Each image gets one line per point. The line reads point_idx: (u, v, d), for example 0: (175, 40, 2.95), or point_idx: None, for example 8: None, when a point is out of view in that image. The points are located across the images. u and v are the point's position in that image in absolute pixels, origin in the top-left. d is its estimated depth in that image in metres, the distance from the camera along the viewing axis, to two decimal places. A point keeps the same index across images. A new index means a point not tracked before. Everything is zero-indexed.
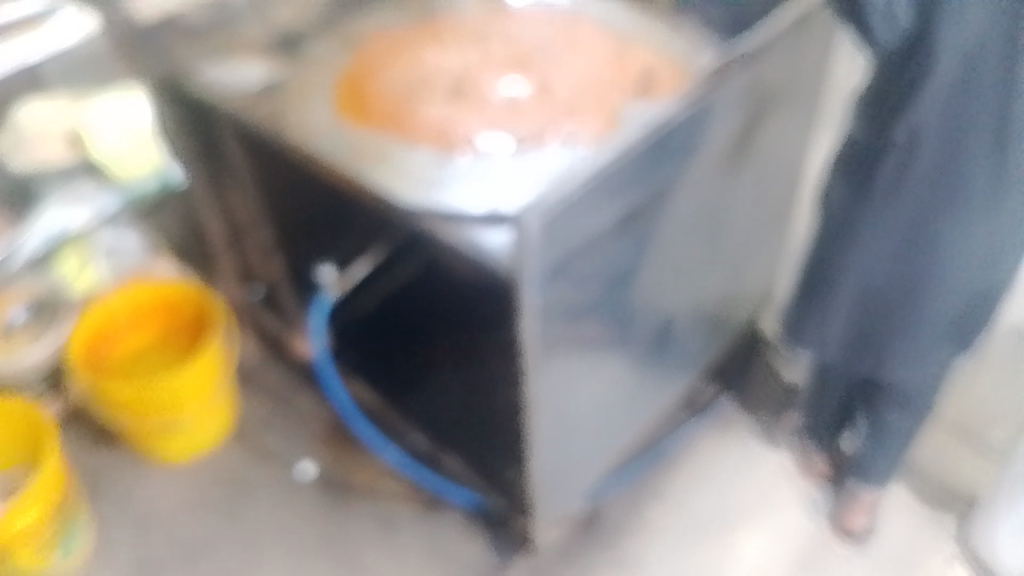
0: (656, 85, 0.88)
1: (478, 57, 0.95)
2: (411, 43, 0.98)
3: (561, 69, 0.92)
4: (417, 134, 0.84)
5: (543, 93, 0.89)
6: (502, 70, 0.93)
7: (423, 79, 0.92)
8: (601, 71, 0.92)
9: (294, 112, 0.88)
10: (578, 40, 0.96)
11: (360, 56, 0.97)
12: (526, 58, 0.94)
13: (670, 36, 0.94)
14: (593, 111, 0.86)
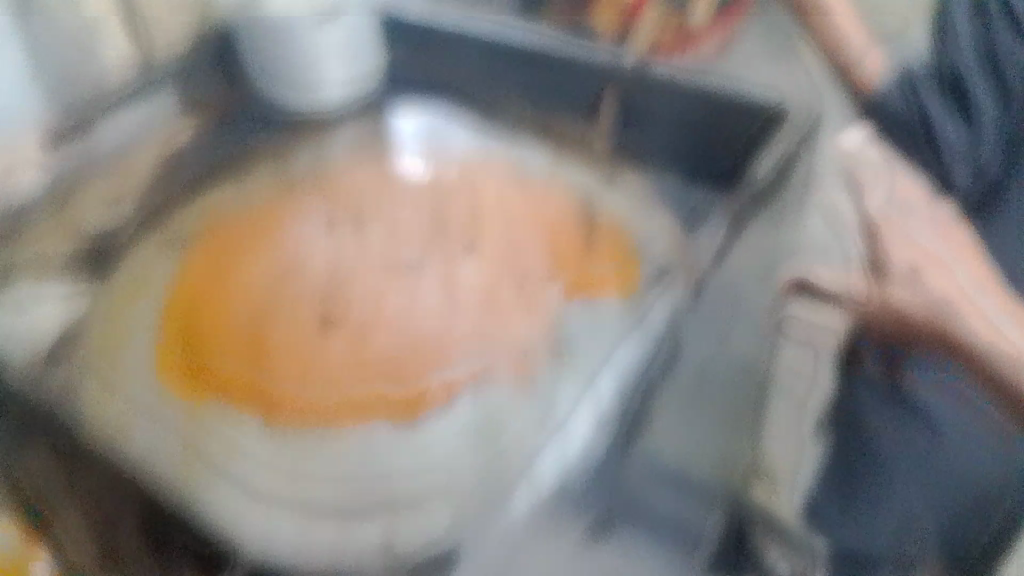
0: (586, 280, 0.67)
1: (368, 232, 0.71)
2: (274, 227, 0.75)
3: (474, 238, 0.69)
4: (277, 410, 0.65)
5: (447, 290, 0.66)
6: (402, 248, 0.69)
7: (297, 279, 0.68)
8: (517, 243, 0.68)
9: (101, 400, 0.64)
10: (485, 198, 0.73)
11: (195, 258, 0.74)
12: (429, 227, 0.70)
13: (609, 179, 0.73)
14: (505, 319, 0.66)
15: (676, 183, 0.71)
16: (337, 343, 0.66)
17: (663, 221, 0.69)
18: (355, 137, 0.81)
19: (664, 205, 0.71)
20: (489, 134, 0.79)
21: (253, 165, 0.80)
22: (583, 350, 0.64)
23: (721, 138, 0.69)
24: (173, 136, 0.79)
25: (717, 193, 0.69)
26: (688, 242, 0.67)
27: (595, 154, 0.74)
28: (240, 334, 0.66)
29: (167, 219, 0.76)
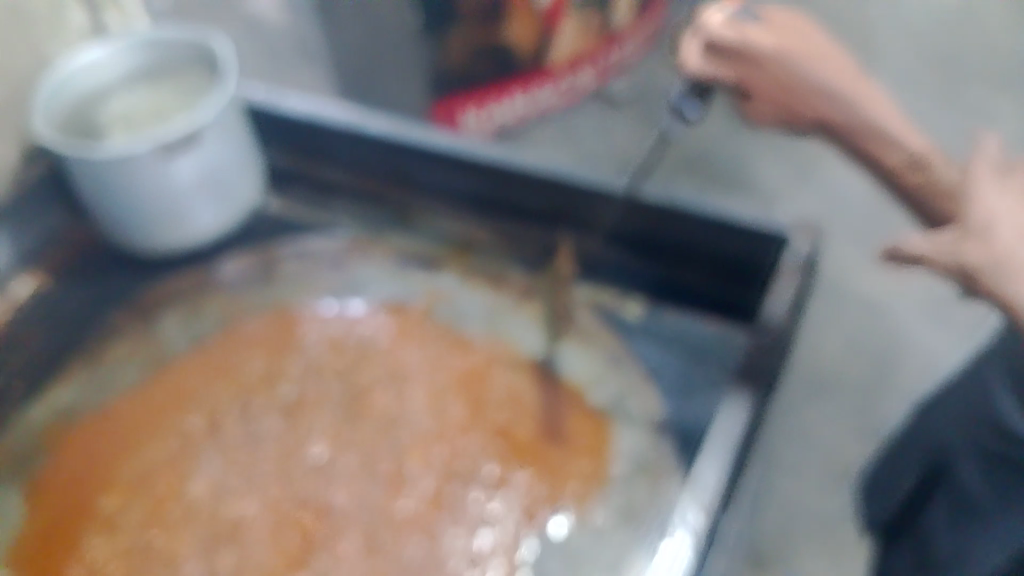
0: (574, 460, 0.54)
1: (272, 415, 0.56)
2: (145, 409, 0.58)
3: (412, 427, 0.56)
4: None
5: (390, 509, 0.52)
6: (317, 443, 0.55)
7: (186, 513, 0.52)
8: (459, 426, 0.56)
9: None
10: (421, 364, 0.59)
11: (44, 497, 0.54)
12: (348, 411, 0.56)
13: (570, 322, 0.60)
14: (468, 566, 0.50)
15: (644, 310, 0.60)
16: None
17: (655, 401, 0.56)
18: (243, 271, 0.65)
19: (653, 355, 0.58)
20: (408, 272, 0.64)
21: (113, 331, 0.62)
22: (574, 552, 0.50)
23: (704, 257, 0.59)
24: (13, 301, 0.63)
25: (723, 329, 0.59)
26: (668, 441, 0.54)
27: (522, 273, 0.63)
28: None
29: (10, 432, 0.57)
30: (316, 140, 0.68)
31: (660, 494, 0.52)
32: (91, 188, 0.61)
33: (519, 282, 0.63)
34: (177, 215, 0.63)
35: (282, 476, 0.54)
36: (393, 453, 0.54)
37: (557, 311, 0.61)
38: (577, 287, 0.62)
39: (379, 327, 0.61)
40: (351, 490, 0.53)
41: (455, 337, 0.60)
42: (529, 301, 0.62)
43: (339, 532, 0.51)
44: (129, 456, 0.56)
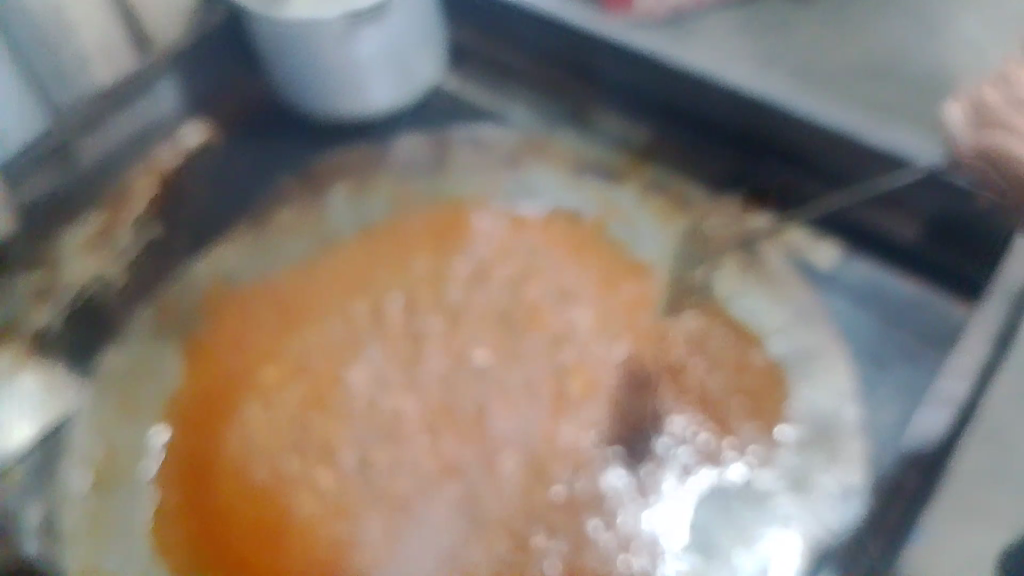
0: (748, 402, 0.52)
1: (440, 306, 0.55)
2: (309, 280, 0.57)
3: (581, 343, 0.54)
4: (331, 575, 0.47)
5: (556, 420, 0.51)
6: (485, 342, 0.53)
7: (351, 396, 0.52)
8: (628, 362, 0.53)
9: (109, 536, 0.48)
10: (592, 277, 0.57)
11: (200, 360, 0.54)
12: (517, 314, 0.54)
13: (759, 257, 0.58)
14: (626, 514, 0.49)
15: (837, 259, 0.58)
16: (375, 514, 0.48)
17: (845, 369, 0.53)
18: (417, 150, 0.62)
19: (844, 311, 0.56)
20: (586, 181, 0.61)
21: (281, 201, 0.61)
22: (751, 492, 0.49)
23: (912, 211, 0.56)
24: (182, 148, 0.64)
25: (927, 291, 0.56)
26: (855, 408, 0.52)
27: (707, 201, 0.60)
28: (251, 498, 0.49)
29: (175, 285, 0.57)
30: (501, 20, 0.64)
31: (836, 468, 0.50)
32: (274, 44, 0.59)
33: (704, 213, 0.60)
34: (350, 86, 0.61)
35: (443, 382, 0.52)
36: (560, 379, 0.52)
37: (742, 251, 0.58)
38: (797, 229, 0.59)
39: (549, 240, 0.58)
40: (509, 412, 0.51)
41: (627, 262, 0.57)
42: (712, 236, 0.59)
43: (495, 452, 0.50)
44: (289, 333, 0.55)
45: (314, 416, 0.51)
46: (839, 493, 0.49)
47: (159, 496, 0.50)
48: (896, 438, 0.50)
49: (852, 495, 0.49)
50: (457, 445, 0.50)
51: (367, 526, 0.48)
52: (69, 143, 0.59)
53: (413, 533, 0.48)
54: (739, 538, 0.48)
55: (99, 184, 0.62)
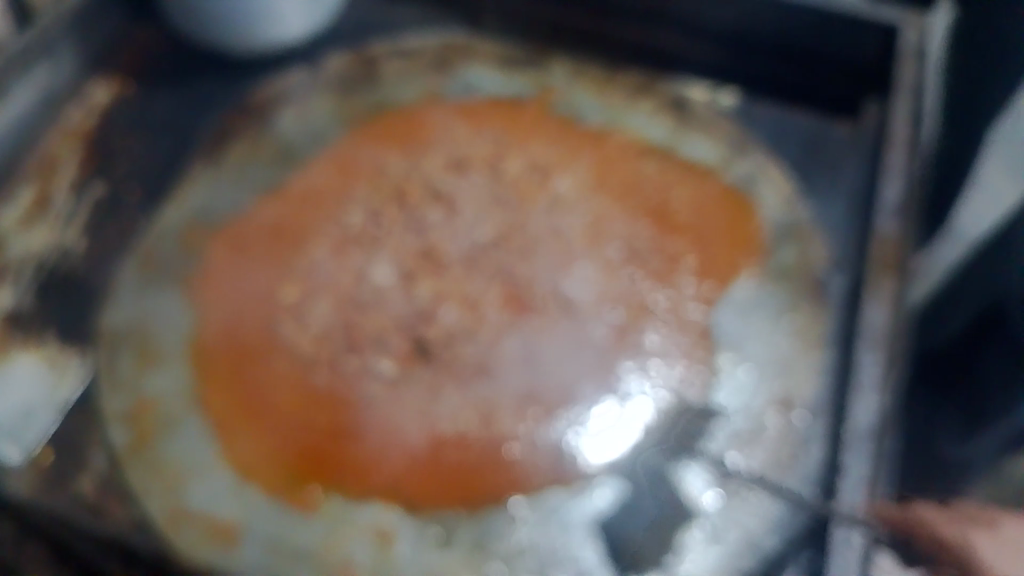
0: (726, 215, 0.58)
1: (431, 198, 0.58)
2: (292, 199, 0.57)
3: (568, 203, 0.58)
4: (424, 446, 0.49)
5: (573, 268, 0.55)
6: (484, 219, 0.57)
7: (381, 291, 0.53)
8: (617, 209, 0.58)
9: (182, 470, 0.47)
10: (555, 144, 0.61)
11: (209, 296, 0.53)
12: (503, 191, 0.58)
13: (677, 105, 0.64)
14: (666, 328, 0.53)
15: (738, 99, 0.66)
16: (449, 384, 0.51)
17: (783, 178, 0.60)
18: (340, 67, 0.63)
19: (766, 137, 0.63)
20: (518, 70, 0.65)
21: (226, 133, 0.59)
22: (751, 287, 0.55)
23: (794, 51, 0.65)
24: (93, 106, 0.61)
25: (819, 119, 0.65)
26: (803, 206, 0.59)
27: (622, 71, 0.66)
28: (317, 405, 0.50)
29: (147, 235, 0.55)
30: None
31: (809, 255, 0.56)
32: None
33: (629, 78, 0.66)
34: (265, 16, 0.60)
35: (463, 262, 0.55)
36: (568, 236, 0.57)
37: (671, 103, 0.64)
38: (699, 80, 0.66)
39: (504, 124, 0.62)
40: (533, 273, 0.55)
41: (583, 130, 0.62)
42: (639, 97, 0.65)
43: (534, 308, 0.54)
44: (296, 250, 0.55)
45: (354, 312, 0.53)
46: (818, 277, 0.55)
47: (220, 428, 0.49)
48: (846, 226, 0.58)
49: (824, 274, 0.55)
50: (499, 308, 0.53)
51: (446, 395, 0.50)
52: None
53: (491, 387, 0.51)
54: (757, 321, 0.54)
55: (15, 158, 0.58)
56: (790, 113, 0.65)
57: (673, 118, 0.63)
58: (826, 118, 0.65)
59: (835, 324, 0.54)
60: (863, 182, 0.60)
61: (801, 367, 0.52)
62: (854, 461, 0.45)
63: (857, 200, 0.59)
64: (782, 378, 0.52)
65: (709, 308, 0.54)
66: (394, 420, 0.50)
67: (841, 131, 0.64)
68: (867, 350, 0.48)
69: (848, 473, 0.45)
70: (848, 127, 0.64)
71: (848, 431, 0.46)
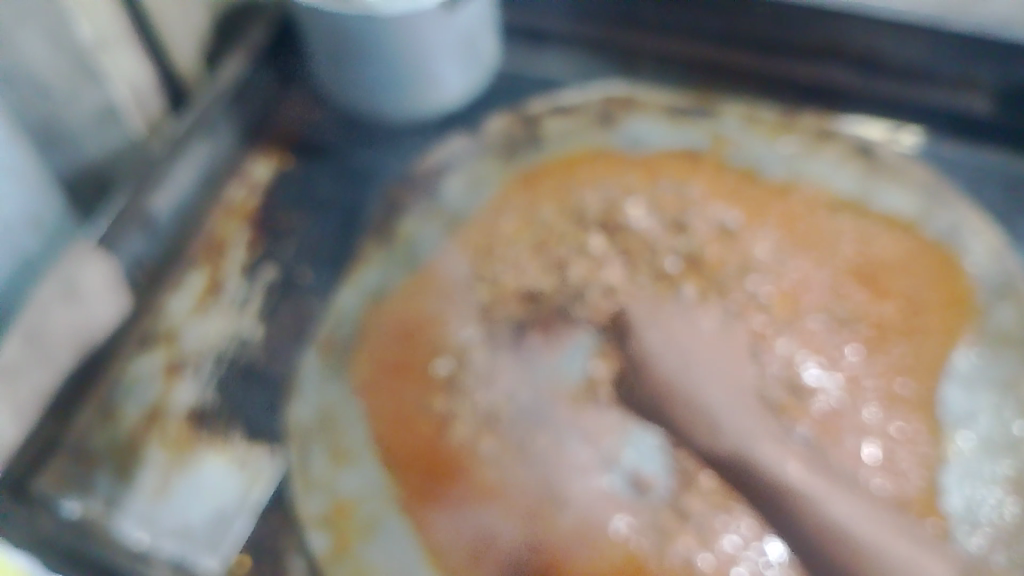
0: (939, 269, 0.54)
1: (613, 265, 0.55)
2: (471, 273, 0.55)
3: (760, 264, 0.55)
4: (636, 535, 0.46)
5: (775, 338, 0.52)
6: (673, 288, 0.54)
7: (572, 372, 0.51)
8: (812, 270, 0.54)
9: (385, 570, 0.45)
10: (739, 198, 0.57)
11: (396, 389, 0.50)
12: (690, 253, 0.55)
13: (862, 146, 0.59)
14: (883, 407, 0.49)
15: (921, 138, 0.61)
16: (654, 474, 0.48)
17: (992, 228, 0.55)
18: (502, 125, 0.61)
19: (960, 180, 0.58)
20: (688, 120, 0.61)
21: (395, 206, 0.57)
22: (974, 354, 0.51)
23: (986, 83, 0.60)
24: (253, 182, 0.59)
25: (1016, 155, 0.59)
26: (1014, 255, 0.54)
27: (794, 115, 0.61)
28: (512, 505, 0.47)
29: (324, 321, 0.53)
30: None
31: None
32: (347, 44, 0.56)
33: (807, 124, 0.61)
34: (427, 80, 0.58)
35: (657, 335, 0.52)
36: (742, 330, 0.52)
37: (857, 147, 0.59)
38: (874, 117, 0.62)
39: (681, 177, 0.58)
40: (731, 346, 0.51)
41: (764, 184, 0.58)
42: (823, 142, 0.59)
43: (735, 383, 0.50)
44: (476, 327, 0.52)
45: (544, 394, 0.50)
46: None
47: (420, 529, 0.46)
48: None
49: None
50: (700, 386, 0.50)
51: (653, 489, 0.47)
52: (139, 194, 0.53)
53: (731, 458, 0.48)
54: (985, 389, 0.49)
55: (183, 242, 0.57)
56: (980, 150, 0.60)
57: (856, 159, 0.59)
58: (1020, 155, 0.59)
59: None
60: None
61: None
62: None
63: None
64: (1012, 459, 0.47)
65: (929, 379, 0.50)
66: (598, 515, 0.46)
67: None
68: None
69: None
70: None
71: None
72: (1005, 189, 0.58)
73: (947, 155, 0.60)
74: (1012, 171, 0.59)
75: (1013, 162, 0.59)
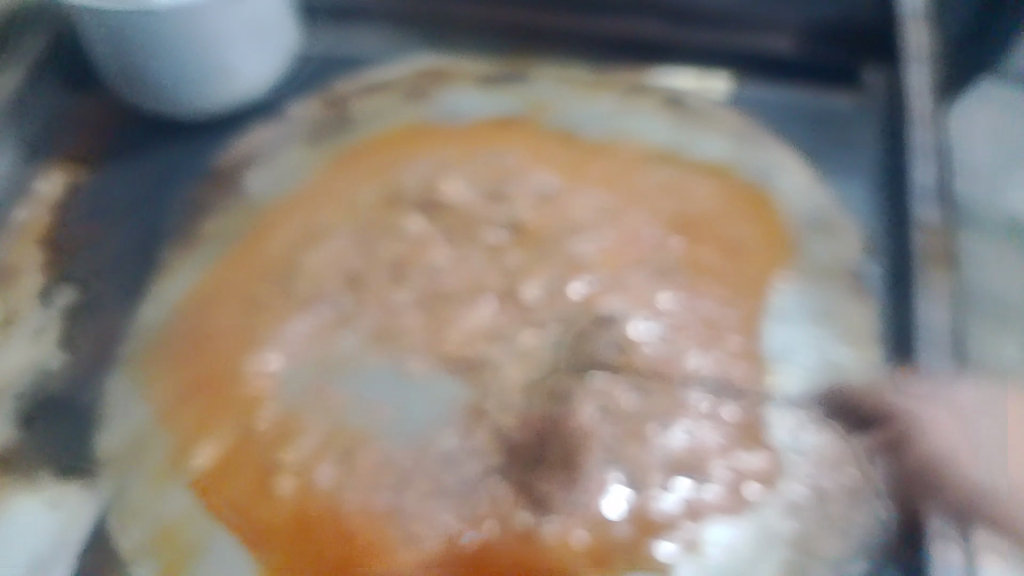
0: (754, 211, 0.54)
1: (433, 243, 0.53)
2: (286, 269, 0.52)
3: (580, 226, 0.54)
4: (476, 513, 0.45)
5: (601, 299, 0.51)
6: (495, 260, 0.53)
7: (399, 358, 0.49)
8: (632, 226, 0.54)
9: None
10: (555, 161, 0.57)
11: (218, 403, 0.48)
12: (509, 222, 0.54)
13: (671, 97, 0.59)
14: (710, 354, 0.49)
15: (732, 85, 0.60)
16: (488, 449, 0.46)
17: (800, 166, 0.56)
18: (309, 112, 0.58)
19: (770, 121, 0.59)
20: (500, 88, 0.60)
21: (201, 208, 0.54)
22: (792, 292, 0.51)
23: (787, 24, 0.61)
24: (45, 199, 0.55)
25: (822, 92, 0.60)
26: (824, 189, 0.55)
27: (605, 72, 0.61)
28: (343, 502, 0.45)
29: (133, 339, 0.50)
30: None
31: (841, 246, 0.53)
32: (122, 41, 0.52)
33: (617, 80, 0.60)
34: (220, 68, 0.54)
35: (483, 310, 0.51)
36: (567, 295, 0.51)
37: (667, 99, 0.59)
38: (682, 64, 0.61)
39: (496, 146, 0.57)
40: (557, 311, 0.51)
41: (579, 145, 0.57)
42: (635, 96, 0.59)
43: (564, 348, 0.49)
44: (295, 325, 0.50)
45: (370, 386, 0.48)
46: (854, 269, 0.52)
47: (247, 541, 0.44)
48: (874, 213, 0.54)
49: (858, 265, 0.52)
50: (531, 355, 0.49)
51: (490, 464, 0.46)
52: None
53: (572, 466, 0.46)
54: (804, 324, 0.50)
55: None
56: (787, 88, 0.60)
57: (666, 111, 0.59)
58: (826, 92, 0.60)
59: (891, 314, 0.50)
60: (879, 156, 0.57)
61: (858, 371, 0.48)
62: (948, 476, 0.42)
63: (880, 180, 0.56)
64: (837, 387, 0.48)
65: (751, 321, 0.51)
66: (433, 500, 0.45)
67: (846, 103, 0.59)
68: (931, 351, 0.46)
69: (943, 491, 0.42)
70: (851, 95, 0.60)
71: (931, 447, 0.44)
72: (813, 125, 0.59)
73: (757, 95, 0.60)
74: (819, 106, 0.59)
75: (819, 96, 0.60)
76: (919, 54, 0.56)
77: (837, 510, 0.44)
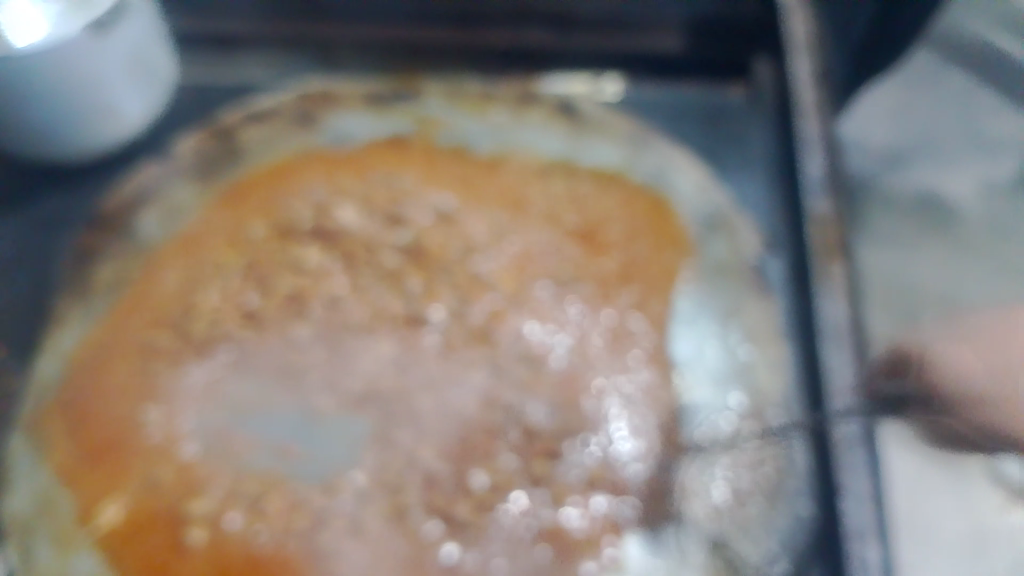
0: (651, 216, 0.55)
1: (334, 272, 0.53)
2: (186, 312, 0.51)
3: (481, 243, 0.54)
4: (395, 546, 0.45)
5: (506, 316, 0.51)
6: (397, 285, 0.52)
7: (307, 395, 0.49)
8: (532, 239, 0.54)
9: None
10: (452, 178, 0.56)
11: (124, 458, 0.48)
12: (409, 244, 0.54)
13: (563, 105, 0.59)
14: (617, 363, 0.50)
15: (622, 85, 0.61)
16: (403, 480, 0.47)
17: (695, 165, 0.57)
18: (195, 145, 0.56)
19: (661, 123, 0.59)
20: (391, 107, 0.59)
21: (90, 256, 0.52)
22: (695, 296, 0.52)
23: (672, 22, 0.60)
24: None
25: (710, 88, 0.61)
26: (719, 187, 0.56)
27: (496, 84, 0.60)
28: (259, 549, 0.46)
29: (29, 398, 0.49)
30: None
31: (739, 243, 0.54)
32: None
33: (508, 92, 0.60)
34: (97, 108, 0.52)
35: (388, 337, 0.51)
36: (472, 314, 0.51)
37: (559, 108, 0.59)
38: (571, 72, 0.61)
39: (390, 168, 0.57)
40: (463, 332, 0.51)
41: (474, 160, 0.57)
42: (526, 108, 0.59)
43: (473, 370, 0.50)
44: (198, 371, 0.50)
45: (279, 426, 0.48)
46: (753, 266, 0.53)
47: None
48: (769, 208, 0.55)
49: (758, 262, 0.53)
50: (439, 380, 0.50)
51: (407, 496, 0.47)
52: None
53: (487, 490, 0.47)
54: (708, 325, 0.51)
55: None
56: (677, 87, 0.61)
57: (559, 120, 0.58)
58: (712, 87, 0.61)
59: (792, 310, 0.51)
60: (772, 149, 0.58)
61: (762, 369, 0.50)
62: (854, 479, 0.44)
63: (772, 173, 0.57)
64: (743, 387, 0.49)
65: (655, 325, 0.51)
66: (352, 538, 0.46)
67: (735, 96, 0.60)
68: (834, 349, 0.47)
69: (849, 493, 0.44)
70: (741, 90, 0.60)
71: (837, 448, 0.45)
72: (704, 122, 0.59)
73: (646, 98, 0.60)
74: (708, 103, 0.60)
75: (707, 93, 0.60)
76: (805, 48, 0.56)
77: (748, 515, 0.46)
